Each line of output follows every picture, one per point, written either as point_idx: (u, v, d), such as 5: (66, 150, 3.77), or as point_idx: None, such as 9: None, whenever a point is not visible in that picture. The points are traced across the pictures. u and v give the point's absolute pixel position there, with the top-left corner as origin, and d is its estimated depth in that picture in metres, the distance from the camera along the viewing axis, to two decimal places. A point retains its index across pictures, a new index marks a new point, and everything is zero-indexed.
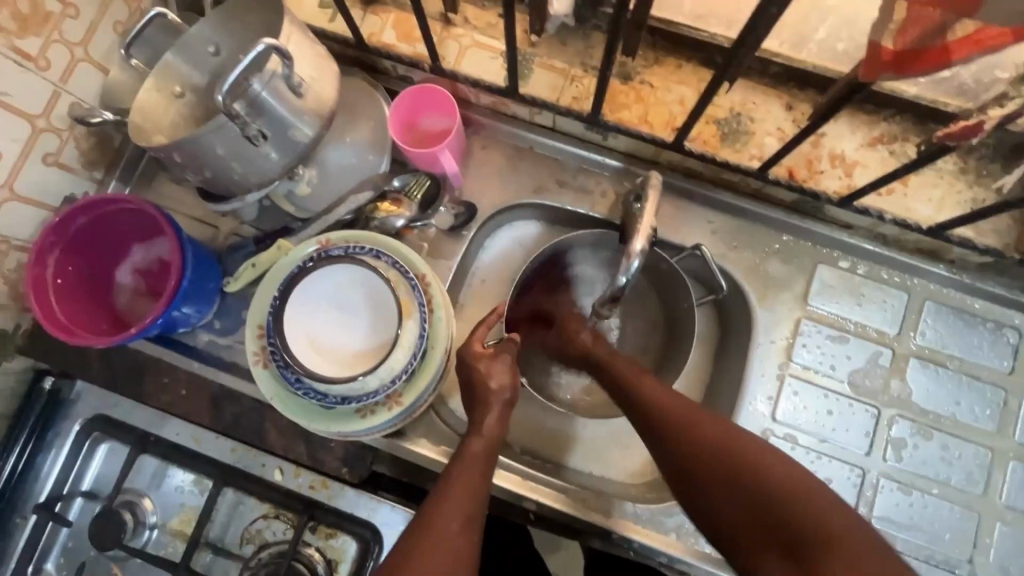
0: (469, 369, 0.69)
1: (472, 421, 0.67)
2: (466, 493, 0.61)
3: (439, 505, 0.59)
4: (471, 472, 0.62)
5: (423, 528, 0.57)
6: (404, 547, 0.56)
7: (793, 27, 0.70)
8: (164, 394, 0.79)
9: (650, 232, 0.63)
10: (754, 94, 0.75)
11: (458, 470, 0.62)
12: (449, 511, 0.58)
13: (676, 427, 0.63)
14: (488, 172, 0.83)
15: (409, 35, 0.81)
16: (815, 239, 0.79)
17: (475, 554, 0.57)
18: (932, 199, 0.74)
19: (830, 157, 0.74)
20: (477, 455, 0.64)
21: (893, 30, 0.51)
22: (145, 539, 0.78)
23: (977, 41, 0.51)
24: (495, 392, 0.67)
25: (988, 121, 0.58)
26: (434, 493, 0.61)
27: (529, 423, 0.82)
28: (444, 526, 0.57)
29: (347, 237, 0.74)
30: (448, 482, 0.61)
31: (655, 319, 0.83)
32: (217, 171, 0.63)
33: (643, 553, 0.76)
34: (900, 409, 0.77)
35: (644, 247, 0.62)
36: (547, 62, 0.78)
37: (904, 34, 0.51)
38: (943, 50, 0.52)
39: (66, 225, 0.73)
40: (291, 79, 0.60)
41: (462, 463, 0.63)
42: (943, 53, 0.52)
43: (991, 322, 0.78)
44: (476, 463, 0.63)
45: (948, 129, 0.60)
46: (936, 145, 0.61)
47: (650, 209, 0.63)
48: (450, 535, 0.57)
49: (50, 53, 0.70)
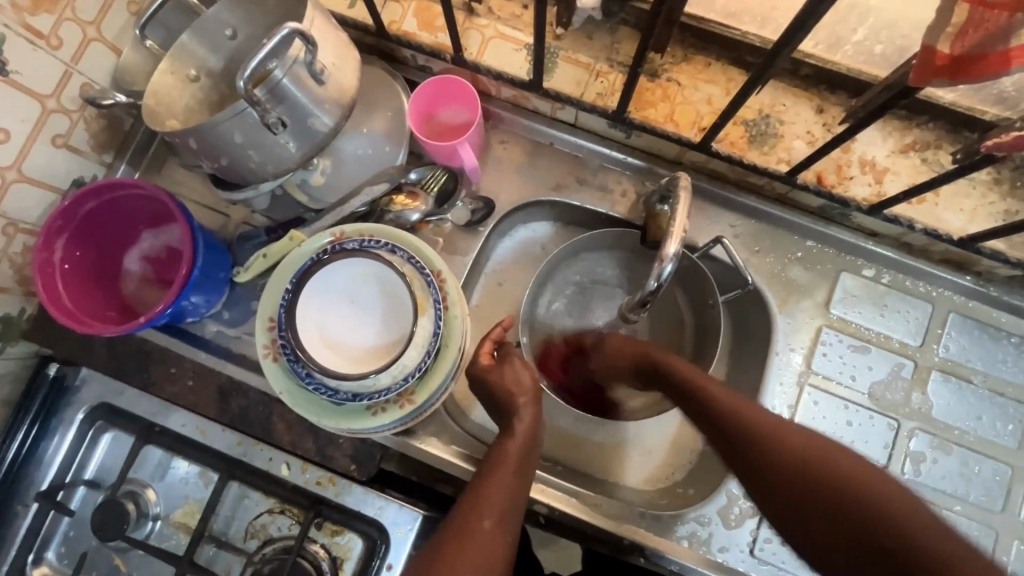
0: (485, 376, 0.70)
1: (504, 421, 0.68)
2: (506, 491, 0.62)
3: (475, 507, 0.61)
4: (504, 471, 0.63)
5: (460, 528, 0.59)
6: (439, 542, 0.59)
7: (830, 27, 0.67)
8: (169, 384, 0.78)
9: (683, 235, 0.60)
10: (784, 95, 0.73)
11: (495, 466, 0.64)
12: (483, 509, 0.60)
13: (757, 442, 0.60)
14: (507, 168, 0.81)
15: (430, 24, 0.78)
16: (839, 246, 0.78)
17: (509, 552, 0.60)
18: (963, 209, 0.72)
19: (860, 163, 0.72)
20: (512, 455, 0.65)
21: (949, 34, 0.49)
22: (148, 531, 0.76)
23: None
24: (521, 394, 0.68)
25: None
26: (471, 491, 0.63)
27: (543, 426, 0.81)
28: (479, 526, 0.59)
29: (362, 229, 0.72)
30: (484, 482, 0.62)
31: (679, 323, 0.81)
32: (233, 159, 0.61)
33: (655, 562, 0.73)
34: (920, 423, 0.75)
35: (678, 251, 0.60)
36: (572, 56, 0.76)
37: (961, 38, 0.48)
38: (1004, 55, 0.48)
39: (76, 209, 0.71)
40: (313, 66, 0.58)
41: (497, 462, 0.64)
42: (1005, 58, 0.47)
43: (1016, 337, 0.76)
44: (511, 462, 0.64)
45: (998, 138, 0.58)
46: (983, 156, 0.59)
47: (682, 210, 0.60)
48: (485, 537, 0.59)
49: (62, 32, 0.67)
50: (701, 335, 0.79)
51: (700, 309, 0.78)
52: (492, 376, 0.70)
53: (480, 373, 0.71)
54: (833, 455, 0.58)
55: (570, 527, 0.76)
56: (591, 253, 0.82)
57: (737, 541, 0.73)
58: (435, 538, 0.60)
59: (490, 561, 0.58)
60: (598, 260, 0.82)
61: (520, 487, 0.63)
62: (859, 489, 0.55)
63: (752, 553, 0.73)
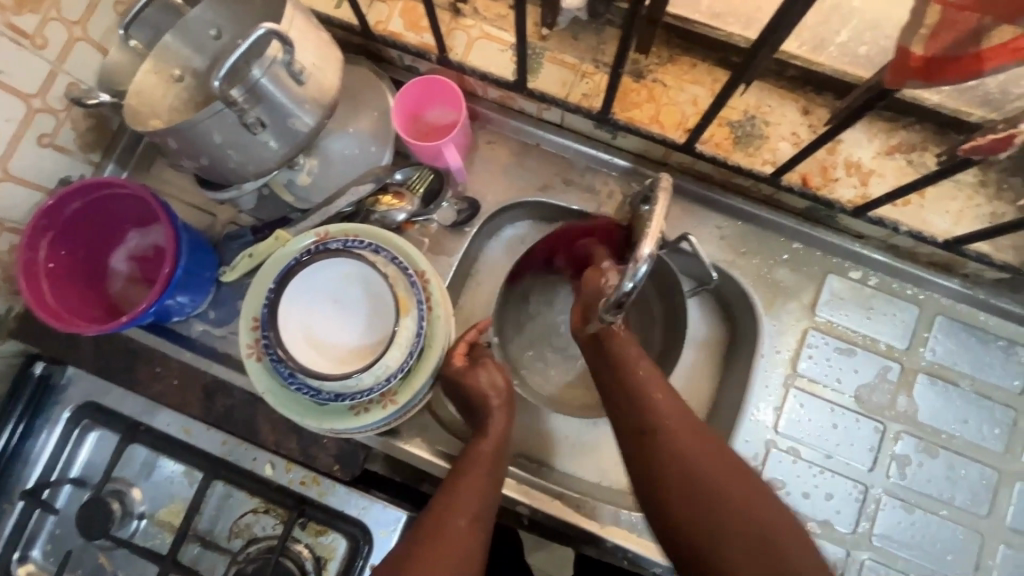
0: (461, 380, 0.70)
1: (479, 424, 0.69)
2: (477, 490, 0.62)
3: (452, 507, 0.61)
4: (480, 471, 0.64)
5: (435, 528, 0.59)
6: (415, 541, 0.59)
7: (814, 29, 0.67)
8: (156, 383, 0.78)
9: (659, 235, 0.61)
10: (769, 96, 0.72)
11: (468, 466, 0.64)
12: (459, 509, 0.61)
13: (680, 455, 0.61)
14: (493, 169, 0.81)
15: (417, 25, 0.78)
16: (825, 248, 0.77)
17: (483, 553, 0.60)
18: (948, 211, 0.72)
19: (846, 165, 0.72)
20: (487, 455, 0.65)
21: (924, 35, 0.51)
22: (132, 529, 0.77)
23: (1019, 47, 0.48)
24: (495, 396, 0.69)
25: (1018, 136, 0.55)
26: (446, 491, 0.63)
27: (527, 428, 0.80)
28: (454, 524, 0.60)
29: (346, 230, 0.73)
30: (458, 483, 0.63)
31: (658, 321, 0.81)
32: (214, 159, 0.61)
33: (637, 564, 0.73)
34: (906, 425, 0.75)
35: (653, 251, 0.60)
36: (558, 57, 0.76)
37: (937, 38, 0.50)
38: (976, 58, 0.49)
39: (61, 209, 0.71)
40: (292, 66, 0.58)
41: (472, 462, 0.65)
42: (976, 61, 0.49)
43: (1003, 339, 0.76)
44: (485, 462, 0.65)
45: (973, 141, 0.58)
46: (960, 159, 0.59)
47: (660, 210, 0.61)
48: (460, 535, 0.59)
49: (47, 31, 0.68)
50: (675, 330, 0.78)
51: (674, 305, 0.78)
52: (466, 378, 0.70)
53: (455, 376, 0.70)
54: (740, 478, 0.60)
55: (554, 528, 0.76)
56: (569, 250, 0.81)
57: None
58: (409, 540, 0.59)
59: (464, 561, 0.58)
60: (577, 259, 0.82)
61: (493, 490, 0.64)
62: (754, 513, 0.58)
63: None
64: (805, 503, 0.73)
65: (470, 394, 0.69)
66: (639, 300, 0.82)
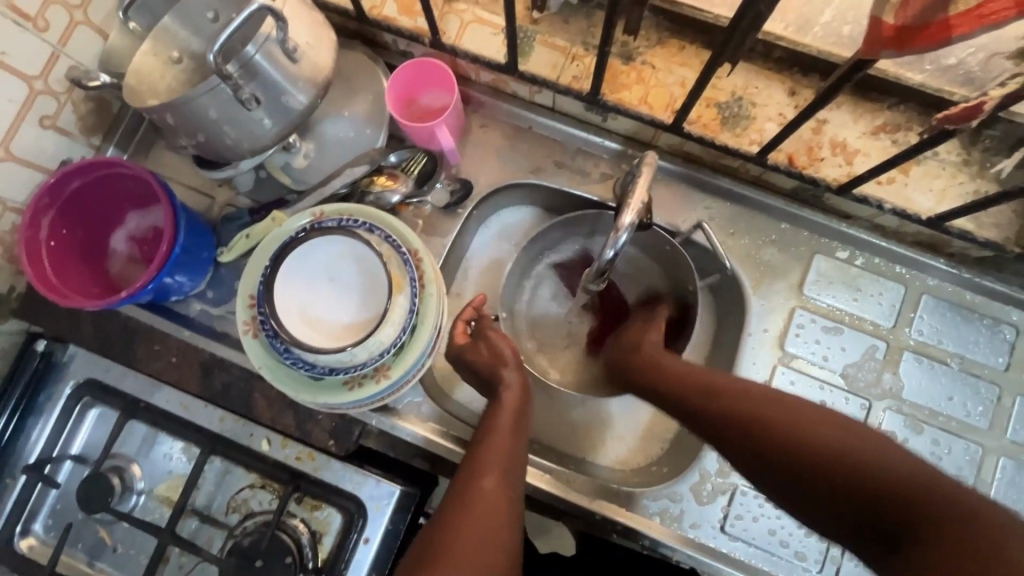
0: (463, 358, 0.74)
1: (491, 394, 0.72)
2: (502, 449, 0.65)
3: (475, 471, 0.63)
4: (498, 436, 0.66)
5: (462, 489, 0.62)
6: (447, 503, 0.62)
7: (798, 10, 0.68)
8: (157, 360, 0.79)
9: (641, 206, 0.62)
10: (755, 77, 0.74)
11: (487, 433, 0.67)
12: (484, 469, 0.63)
13: (695, 393, 0.64)
14: (487, 152, 0.83)
15: (410, 9, 0.79)
16: (813, 229, 0.79)
17: (515, 505, 0.62)
18: (933, 189, 0.72)
19: (831, 144, 0.73)
20: (504, 423, 0.67)
21: (892, 4, 0.50)
22: (132, 504, 0.78)
23: (983, 15, 0.47)
24: (502, 365, 0.71)
25: (988, 101, 0.55)
26: (469, 462, 0.65)
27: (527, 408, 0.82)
28: (478, 482, 0.62)
29: (341, 210, 0.74)
30: (479, 452, 0.65)
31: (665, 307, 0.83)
32: (210, 136, 0.62)
33: (626, 536, 0.74)
34: (891, 402, 0.76)
35: (633, 222, 0.62)
36: (548, 40, 0.77)
37: (905, 7, 0.49)
38: (944, 25, 0.48)
39: (62, 187, 0.72)
40: (285, 43, 0.59)
41: (490, 434, 0.67)
42: (944, 27, 0.48)
43: (987, 318, 0.77)
44: (501, 428, 0.67)
45: (946, 112, 0.59)
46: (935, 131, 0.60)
47: (642, 182, 0.63)
48: (487, 492, 0.61)
49: (49, 15, 0.69)
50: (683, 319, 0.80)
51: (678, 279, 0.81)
52: (468, 352, 0.74)
53: (458, 351, 0.75)
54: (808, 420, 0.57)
55: (542, 501, 0.77)
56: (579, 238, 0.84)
57: (707, 518, 0.74)
58: (438, 512, 0.62)
59: (495, 510, 0.60)
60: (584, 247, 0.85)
61: (512, 456, 0.65)
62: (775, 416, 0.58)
63: (723, 529, 0.74)
64: None
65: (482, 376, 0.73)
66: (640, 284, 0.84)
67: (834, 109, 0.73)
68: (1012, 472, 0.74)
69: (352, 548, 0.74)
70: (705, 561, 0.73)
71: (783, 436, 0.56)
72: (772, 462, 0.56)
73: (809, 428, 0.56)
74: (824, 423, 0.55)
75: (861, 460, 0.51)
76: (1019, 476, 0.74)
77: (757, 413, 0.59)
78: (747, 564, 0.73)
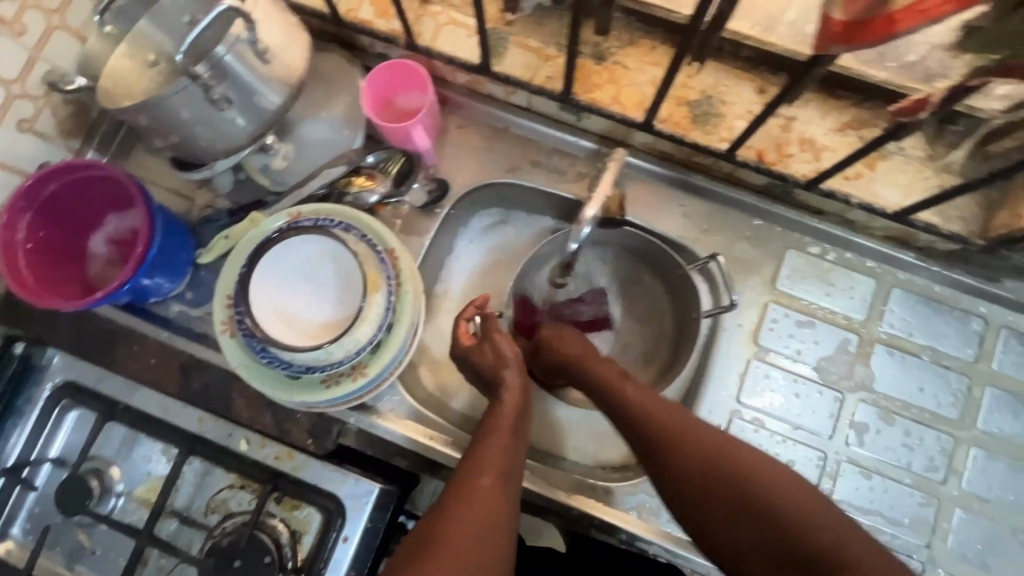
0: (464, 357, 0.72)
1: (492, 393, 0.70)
2: (501, 450, 0.64)
3: (474, 470, 0.62)
4: (497, 435, 0.65)
5: (460, 486, 0.61)
6: (443, 501, 0.61)
7: (764, 10, 0.69)
8: (133, 362, 0.80)
9: (604, 199, 0.66)
10: (724, 76, 0.75)
11: (488, 431, 0.66)
12: (482, 468, 0.62)
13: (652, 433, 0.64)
14: (464, 152, 0.84)
15: (386, 12, 0.80)
16: (785, 224, 0.80)
17: (512, 505, 0.61)
18: (899, 183, 0.73)
19: (799, 141, 0.74)
20: (506, 420, 0.66)
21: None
22: (111, 506, 0.78)
23: (927, 8, 0.42)
24: (504, 364, 0.69)
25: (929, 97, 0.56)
26: (466, 461, 0.64)
27: None
28: (477, 480, 0.61)
29: (318, 211, 0.75)
30: (479, 448, 0.64)
31: (667, 326, 0.83)
32: (184, 136, 0.63)
33: (605, 530, 0.75)
34: (864, 394, 0.77)
35: (595, 216, 0.65)
36: (522, 41, 0.79)
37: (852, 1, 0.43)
38: (889, 20, 0.43)
39: (39, 190, 0.73)
40: (256, 44, 0.60)
41: (491, 430, 0.66)
42: (890, 23, 0.43)
43: (957, 310, 0.78)
44: (502, 427, 0.66)
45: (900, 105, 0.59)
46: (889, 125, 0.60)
47: (608, 177, 0.67)
48: (484, 492, 0.61)
49: (25, 19, 0.70)
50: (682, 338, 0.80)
51: (668, 278, 0.81)
52: (473, 352, 0.72)
53: (464, 353, 0.73)
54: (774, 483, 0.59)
55: (522, 498, 0.77)
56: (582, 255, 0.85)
57: None
58: (433, 509, 0.61)
59: (492, 511, 0.59)
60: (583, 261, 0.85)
61: (512, 455, 0.64)
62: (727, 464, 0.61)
63: None
64: None
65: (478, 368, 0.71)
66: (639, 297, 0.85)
67: (802, 106, 0.74)
68: (983, 461, 0.75)
69: (332, 546, 0.74)
70: (683, 554, 0.73)
71: (737, 486, 0.60)
72: (723, 517, 0.60)
73: (776, 496, 0.58)
74: (778, 485, 0.59)
75: (819, 535, 0.56)
76: (990, 465, 0.75)
77: (726, 476, 0.60)
78: None
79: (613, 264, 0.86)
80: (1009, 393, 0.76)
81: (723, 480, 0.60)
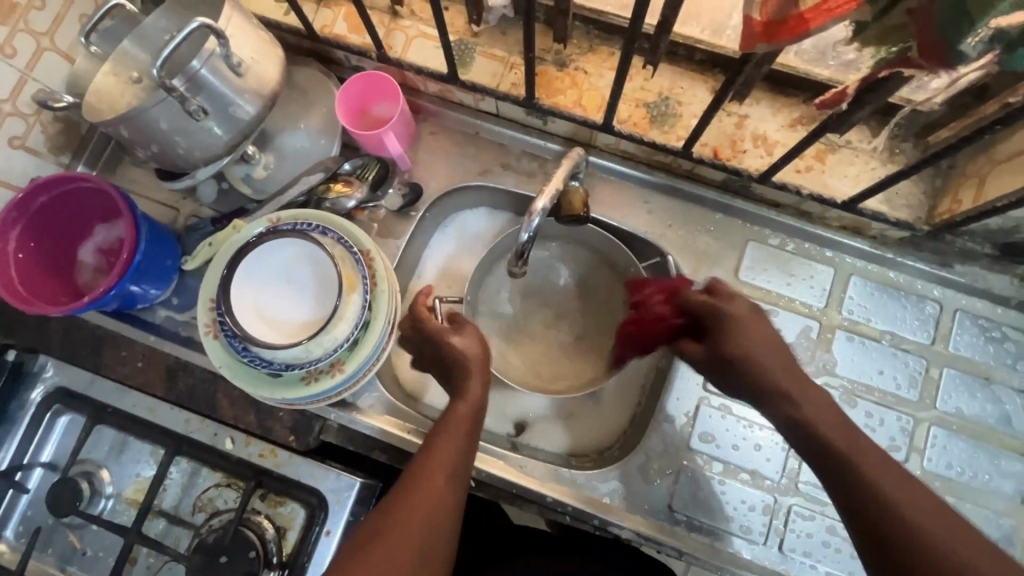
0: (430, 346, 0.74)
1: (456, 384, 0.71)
2: (456, 446, 0.66)
3: (428, 461, 0.65)
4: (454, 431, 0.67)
5: (410, 475, 0.64)
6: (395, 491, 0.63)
7: (709, 16, 0.73)
8: (122, 366, 0.84)
9: (555, 192, 0.71)
10: (680, 78, 0.79)
11: (447, 425, 0.68)
12: (438, 462, 0.64)
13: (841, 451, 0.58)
14: (436, 157, 0.88)
15: (359, 27, 0.85)
16: (745, 218, 0.83)
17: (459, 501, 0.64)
18: (848, 175, 0.77)
19: (753, 137, 0.78)
20: (464, 418, 0.68)
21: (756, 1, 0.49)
22: (101, 507, 0.81)
23: (831, 7, 0.46)
24: (470, 359, 0.71)
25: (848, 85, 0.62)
26: (423, 450, 0.66)
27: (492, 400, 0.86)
28: (429, 473, 0.63)
29: (297, 215, 0.78)
30: (436, 442, 0.66)
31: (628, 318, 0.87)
32: (164, 146, 0.67)
33: (578, 518, 0.77)
34: (826, 378, 0.80)
35: (546, 206, 0.70)
36: (488, 51, 0.83)
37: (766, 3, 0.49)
38: (799, 18, 0.47)
39: (29, 202, 0.76)
40: (229, 58, 0.64)
41: (450, 424, 0.68)
42: (798, 21, 0.47)
43: (913, 295, 0.81)
44: (462, 423, 0.68)
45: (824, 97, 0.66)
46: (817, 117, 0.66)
47: (559, 173, 0.71)
48: (435, 487, 0.63)
49: (16, 42, 0.74)
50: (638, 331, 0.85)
51: (624, 270, 0.86)
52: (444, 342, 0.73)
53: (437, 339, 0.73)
54: (961, 551, 0.51)
55: (498, 489, 0.79)
56: (547, 251, 0.90)
57: (655, 497, 0.77)
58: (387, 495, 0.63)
59: (438, 508, 0.62)
60: (553, 260, 0.90)
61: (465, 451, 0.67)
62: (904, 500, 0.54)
63: (670, 508, 0.77)
64: (735, 455, 0.78)
65: (454, 359, 0.72)
66: (602, 292, 0.89)
67: (754, 105, 0.78)
68: (943, 439, 0.78)
69: (315, 540, 0.76)
70: (654, 538, 0.76)
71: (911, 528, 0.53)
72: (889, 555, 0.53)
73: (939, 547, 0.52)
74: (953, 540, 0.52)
75: None
76: (950, 442, 0.78)
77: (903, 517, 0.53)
78: (694, 539, 0.76)
79: (579, 259, 0.89)
80: (965, 373, 0.79)
81: (905, 533, 0.52)
